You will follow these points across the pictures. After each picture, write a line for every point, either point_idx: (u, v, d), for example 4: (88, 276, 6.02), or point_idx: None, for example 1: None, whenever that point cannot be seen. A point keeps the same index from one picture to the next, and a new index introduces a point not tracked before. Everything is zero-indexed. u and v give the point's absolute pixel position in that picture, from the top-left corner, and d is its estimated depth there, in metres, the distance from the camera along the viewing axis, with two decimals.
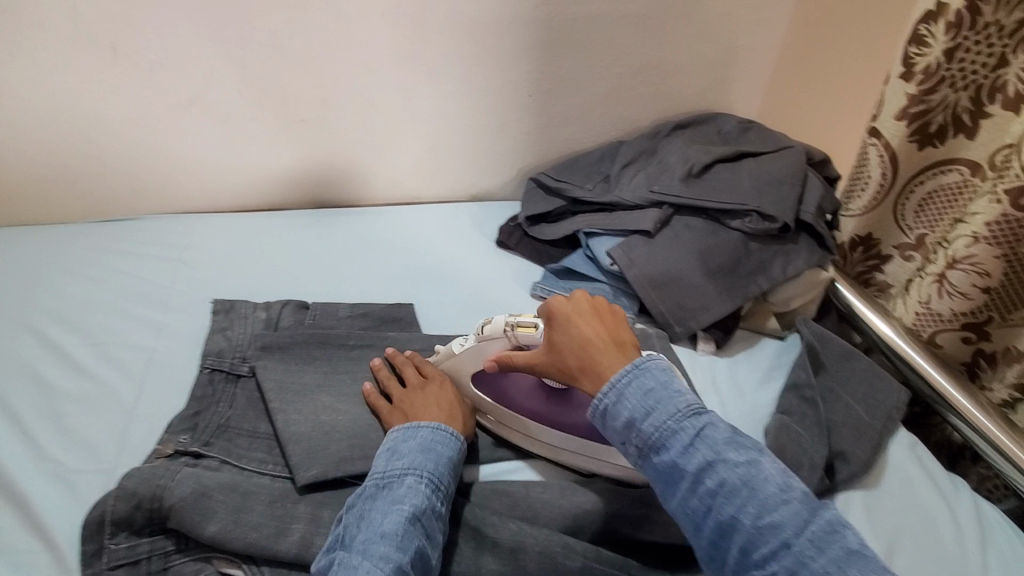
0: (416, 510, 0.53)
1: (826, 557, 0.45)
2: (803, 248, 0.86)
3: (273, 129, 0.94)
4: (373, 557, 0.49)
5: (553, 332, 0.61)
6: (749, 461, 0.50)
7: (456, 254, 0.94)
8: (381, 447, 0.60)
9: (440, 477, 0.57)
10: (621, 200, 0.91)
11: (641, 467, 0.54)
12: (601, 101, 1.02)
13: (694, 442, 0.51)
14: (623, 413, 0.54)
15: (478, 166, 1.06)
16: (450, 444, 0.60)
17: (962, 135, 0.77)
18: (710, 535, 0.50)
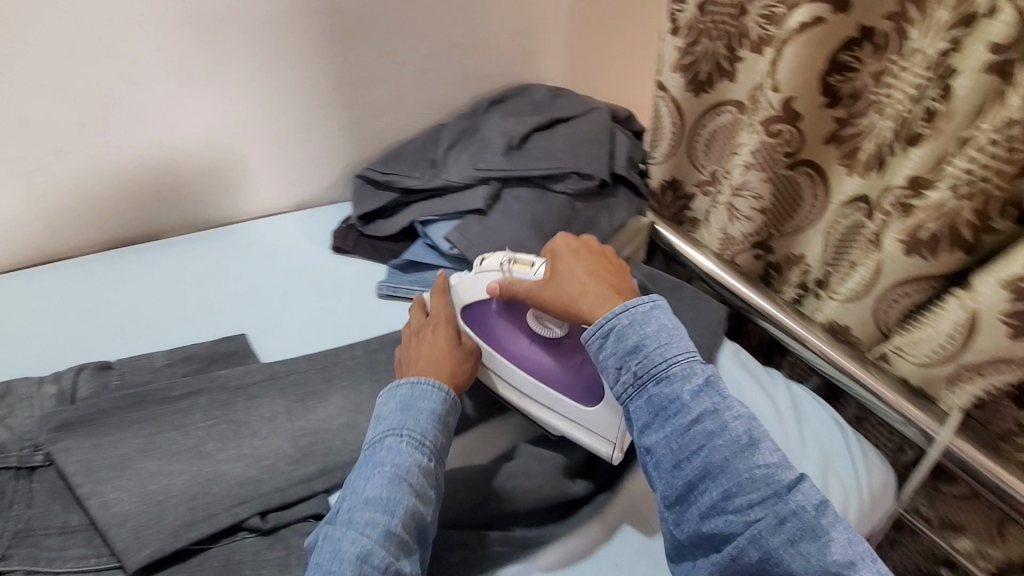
0: (396, 471, 0.55)
1: (804, 506, 0.48)
2: (622, 200, 0.93)
3: (28, 168, 0.79)
4: (360, 524, 0.52)
5: (563, 266, 0.65)
6: (746, 413, 0.53)
7: (287, 269, 0.88)
8: (373, 413, 0.61)
9: (422, 434, 0.57)
10: (450, 183, 0.90)
11: (634, 396, 0.55)
12: (412, 86, 1.00)
13: (702, 387, 0.53)
14: (633, 341, 0.56)
15: (297, 171, 0.99)
16: (432, 397, 0.60)
17: (725, 79, 0.88)
18: (693, 471, 0.52)
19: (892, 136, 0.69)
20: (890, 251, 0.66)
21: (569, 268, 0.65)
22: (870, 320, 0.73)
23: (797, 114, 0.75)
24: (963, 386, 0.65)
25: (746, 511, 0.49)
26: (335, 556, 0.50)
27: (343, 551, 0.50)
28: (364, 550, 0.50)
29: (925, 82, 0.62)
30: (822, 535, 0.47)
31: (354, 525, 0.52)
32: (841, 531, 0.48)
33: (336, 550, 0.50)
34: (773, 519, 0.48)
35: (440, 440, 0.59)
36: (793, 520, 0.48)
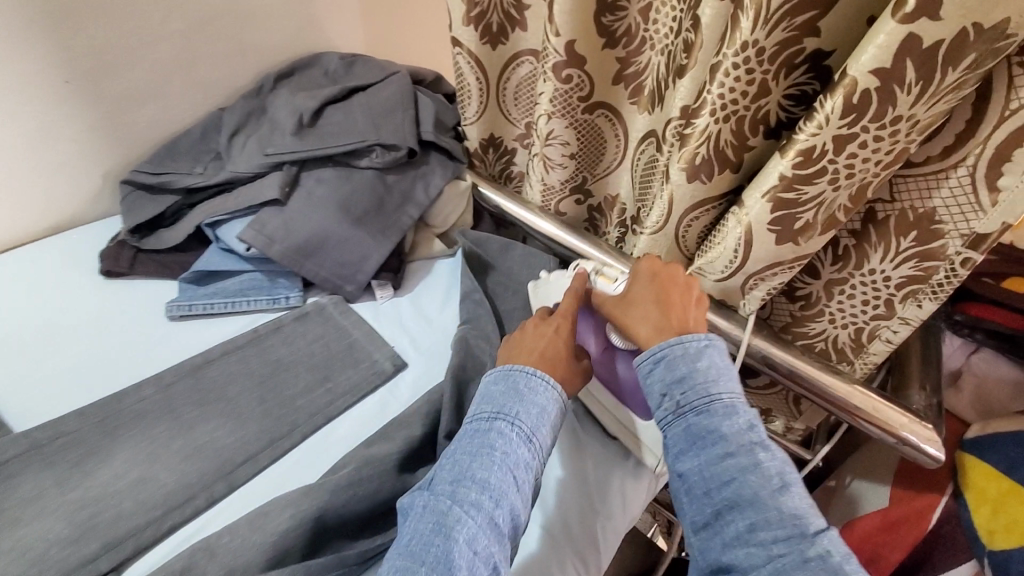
0: (511, 460, 0.53)
1: (830, 551, 0.45)
2: (437, 166, 0.88)
3: None
4: (461, 504, 0.49)
5: (655, 277, 0.64)
6: (786, 461, 0.52)
7: (44, 312, 0.72)
8: (478, 390, 0.60)
9: (531, 424, 0.55)
10: (236, 174, 0.79)
11: (674, 423, 0.55)
12: (173, 69, 0.84)
13: (739, 423, 0.53)
14: (681, 369, 0.56)
15: (36, 189, 0.81)
16: (544, 390, 0.58)
17: (518, 28, 0.86)
18: (719, 501, 0.50)
19: (664, 71, 0.72)
20: (677, 180, 0.69)
21: (642, 290, 0.64)
22: (674, 246, 0.78)
23: (581, 57, 0.75)
24: (754, 290, 0.72)
25: (771, 546, 0.47)
26: (463, 521, 0.48)
27: (449, 528, 0.48)
28: (490, 517, 0.49)
29: (679, 14, 0.67)
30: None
31: (453, 504, 0.49)
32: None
33: (438, 528, 0.48)
34: (793, 558, 0.46)
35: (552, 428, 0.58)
36: (818, 561, 0.45)
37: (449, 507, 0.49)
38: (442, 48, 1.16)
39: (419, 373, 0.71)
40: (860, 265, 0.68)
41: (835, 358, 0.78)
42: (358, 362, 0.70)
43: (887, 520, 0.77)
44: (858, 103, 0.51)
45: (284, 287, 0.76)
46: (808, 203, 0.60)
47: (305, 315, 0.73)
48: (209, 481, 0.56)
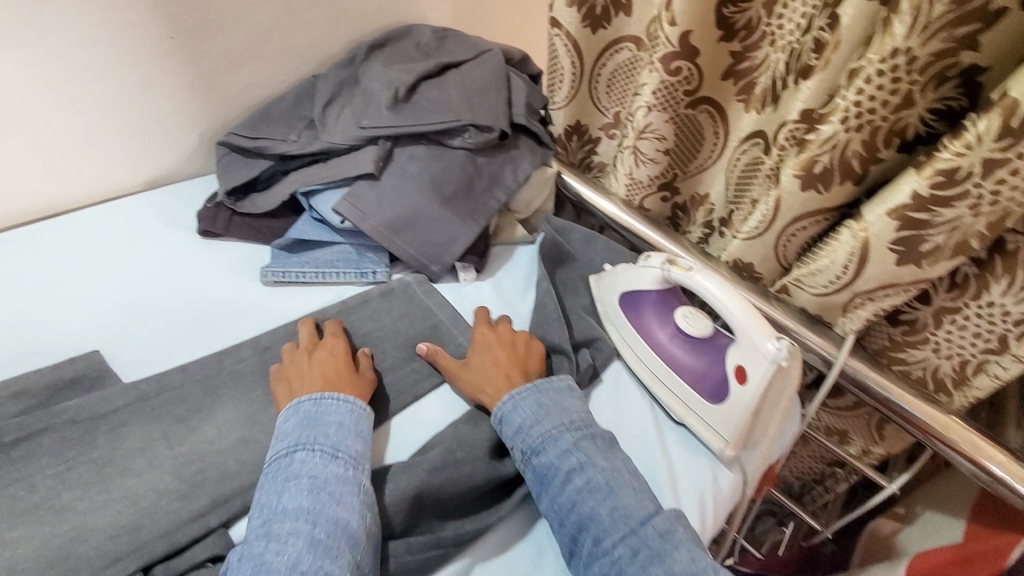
0: (317, 481, 0.51)
1: (654, 538, 0.51)
2: (525, 151, 0.87)
3: None
4: (279, 536, 0.48)
5: (492, 339, 0.67)
6: (615, 465, 0.56)
7: (146, 267, 0.74)
8: (273, 434, 0.57)
9: (334, 443, 0.54)
10: (332, 145, 0.79)
11: (523, 468, 0.58)
12: (272, 32, 0.84)
13: (572, 448, 0.57)
14: (519, 417, 0.59)
15: (138, 144, 0.83)
16: (341, 409, 0.57)
17: (622, 13, 0.83)
18: (570, 527, 0.54)
19: (783, 69, 0.68)
20: (788, 186, 0.66)
21: (477, 355, 0.66)
22: (771, 255, 0.76)
23: (694, 50, 0.72)
24: (858, 309, 0.69)
25: (614, 552, 0.51)
26: (285, 553, 0.46)
27: (269, 563, 0.46)
28: (314, 535, 0.47)
29: (812, 10, 0.63)
30: (668, 556, 0.50)
31: (273, 541, 0.47)
32: (686, 550, 0.51)
33: (260, 568, 0.46)
34: (633, 558, 0.51)
35: (367, 443, 0.57)
36: (644, 550, 0.51)
37: (265, 547, 0.47)
38: (528, 26, 1.13)
39: None
40: (979, 295, 0.65)
41: (932, 388, 0.74)
42: (443, 344, 0.70)
43: (958, 555, 0.75)
44: (1018, 127, 0.49)
45: (373, 262, 0.77)
46: (943, 226, 0.57)
47: (394, 291, 0.74)
48: None
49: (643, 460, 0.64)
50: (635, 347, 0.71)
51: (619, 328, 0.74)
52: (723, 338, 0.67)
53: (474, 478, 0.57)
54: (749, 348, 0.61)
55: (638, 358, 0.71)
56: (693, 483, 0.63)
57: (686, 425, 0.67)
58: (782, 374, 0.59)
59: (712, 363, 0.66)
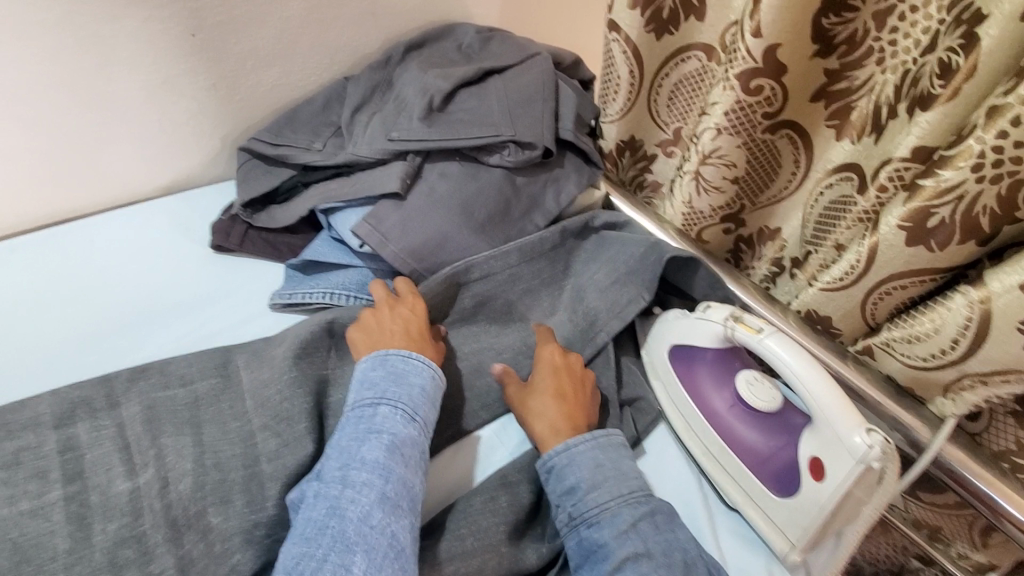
0: (396, 440, 0.50)
1: None
2: (570, 171, 0.78)
3: None
4: (355, 484, 0.47)
5: (557, 360, 0.61)
6: (673, 566, 0.48)
7: (155, 280, 0.70)
8: (353, 378, 0.56)
9: (414, 403, 0.54)
10: (358, 158, 0.72)
11: (567, 536, 0.52)
12: (302, 30, 0.78)
13: (629, 528, 0.50)
14: (571, 476, 0.53)
15: (157, 144, 0.78)
16: (424, 371, 0.56)
17: (693, 17, 0.72)
18: None
19: (893, 93, 0.56)
20: (887, 237, 0.55)
21: (541, 379, 0.60)
22: (855, 312, 0.64)
23: (782, 66, 0.61)
24: (964, 392, 0.57)
25: None
26: (356, 500, 0.46)
27: (342, 509, 0.46)
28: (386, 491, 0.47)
29: (938, 26, 0.51)
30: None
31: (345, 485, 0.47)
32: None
33: (331, 511, 0.45)
34: None
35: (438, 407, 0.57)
36: None
37: (339, 491, 0.47)
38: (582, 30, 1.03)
39: None
40: None
41: None
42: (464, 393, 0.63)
43: None
44: None
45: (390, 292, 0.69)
46: None
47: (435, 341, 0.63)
48: None
49: None
50: (683, 412, 0.61)
51: (667, 389, 0.64)
52: (796, 417, 0.56)
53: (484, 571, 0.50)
54: (829, 439, 0.50)
55: (686, 426, 0.61)
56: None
57: (739, 510, 0.57)
58: (868, 475, 0.49)
59: (780, 444, 0.55)
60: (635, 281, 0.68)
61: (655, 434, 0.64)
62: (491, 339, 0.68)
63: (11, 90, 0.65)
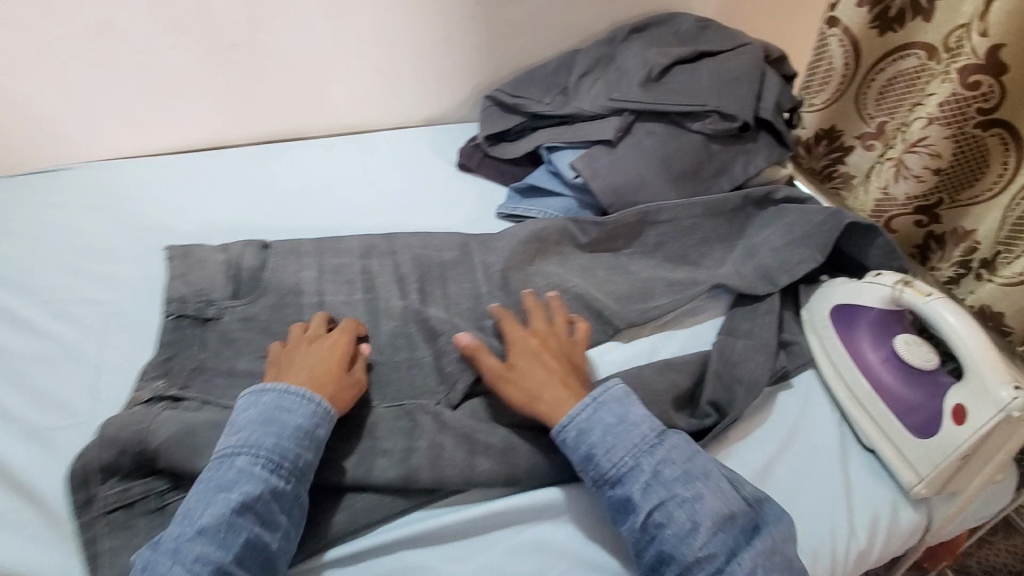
0: (241, 501, 0.49)
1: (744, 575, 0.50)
2: (762, 146, 0.87)
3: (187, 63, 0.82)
4: (186, 559, 0.47)
5: (526, 341, 0.64)
6: (697, 495, 0.54)
7: (419, 178, 0.91)
8: (228, 420, 0.55)
9: (282, 452, 0.52)
10: (581, 110, 0.88)
11: (596, 492, 0.56)
12: (554, 8, 0.96)
13: (649, 481, 0.54)
14: (583, 446, 0.57)
15: (430, 86, 0.98)
16: (302, 410, 0.55)
17: (920, 17, 0.77)
18: (648, 561, 0.53)
19: None
20: None
21: (519, 357, 0.62)
22: None
23: (1005, 65, 0.66)
24: None
25: None
26: (236, 536, 0.48)
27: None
28: (256, 535, 0.48)
29: None
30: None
31: (233, 517, 0.48)
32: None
33: (215, 534, 0.48)
34: None
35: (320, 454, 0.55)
36: None
37: (219, 521, 0.48)
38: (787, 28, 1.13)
39: (690, 335, 0.75)
40: None
41: None
42: (638, 306, 0.75)
43: None
44: None
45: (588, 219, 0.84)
46: None
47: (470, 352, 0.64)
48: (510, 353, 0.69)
49: (821, 469, 0.63)
50: (839, 361, 0.68)
51: (825, 342, 0.71)
52: (944, 377, 0.62)
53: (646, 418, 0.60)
54: (979, 391, 0.57)
55: (836, 375, 0.68)
56: (868, 501, 0.61)
57: (876, 452, 0.64)
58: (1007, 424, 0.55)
59: (930, 397, 0.61)
60: (809, 246, 0.77)
61: (803, 375, 0.71)
62: (667, 271, 0.80)
63: (365, 28, 0.87)
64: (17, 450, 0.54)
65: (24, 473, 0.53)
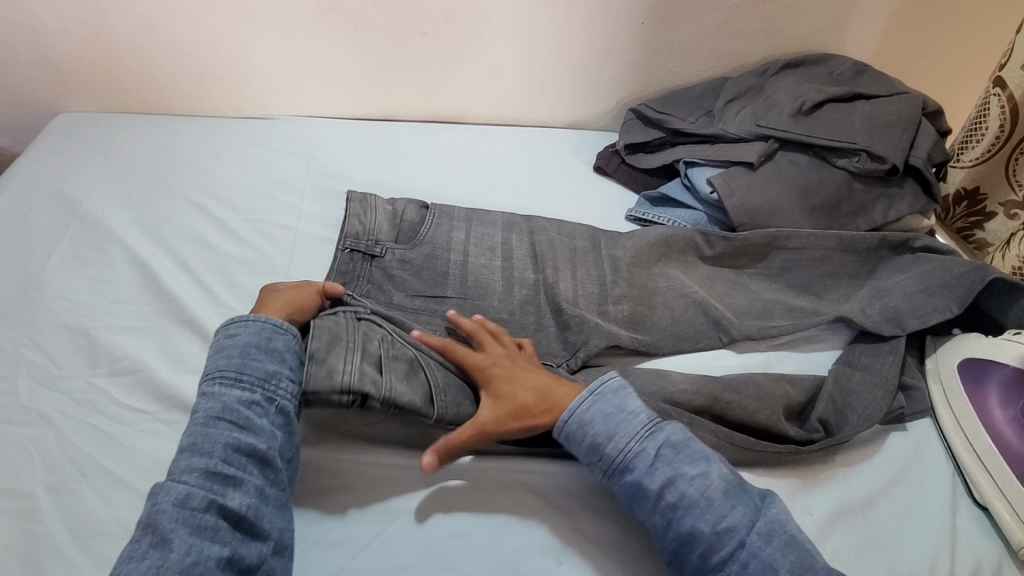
0: (216, 412, 0.53)
1: (772, 546, 0.52)
2: (908, 193, 0.86)
3: (385, 47, 0.95)
4: (178, 473, 0.50)
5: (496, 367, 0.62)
6: (702, 474, 0.55)
7: (559, 173, 0.99)
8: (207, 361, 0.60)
9: (237, 366, 0.55)
10: (724, 132, 0.92)
11: (608, 482, 0.58)
12: (712, 35, 1.01)
13: (653, 463, 0.56)
14: (587, 437, 0.58)
15: (581, 94, 1.06)
16: (249, 330, 0.58)
17: None
18: (671, 544, 0.54)
19: None
20: None
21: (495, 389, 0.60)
22: None
23: None
24: None
25: (718, 557, 0.52)
26: (212, 443, 0.51)
27: (198, 492, 0.49)
28: (235, 440, 0.52)
29: None
30: (781, 567, 0.50)
31: (208, 430, 0.52)
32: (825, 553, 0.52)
33: (193, 448, 0.51)
34: (748, 568, 0.51)
35: (289, 364, 0.58)
36: (751, 559, 0.51)
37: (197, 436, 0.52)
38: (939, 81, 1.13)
39: (804, 360, 0.76)
40: None
41: None
42: (755, 323, 0.78)
43: None
44: None
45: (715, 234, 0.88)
46: None
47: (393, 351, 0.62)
48: (629, 340, 0.73)
49: (929, 511, 0.62)
50: (959, 413, 0.69)
51: (949, 395, 0.71)
52: None
53: (755, 420, 0.64)
54: None
55: (957, 427, 0.68)
56: (972, 551, 0.60)
57: (989, 510, 0.63)
58: None
59: None
60: (947, 296, 0.75)
61: (918, 423, 0.71)
62: (789, 297, 0.81)
63: (538, 33, 0.97)
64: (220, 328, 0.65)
65: None
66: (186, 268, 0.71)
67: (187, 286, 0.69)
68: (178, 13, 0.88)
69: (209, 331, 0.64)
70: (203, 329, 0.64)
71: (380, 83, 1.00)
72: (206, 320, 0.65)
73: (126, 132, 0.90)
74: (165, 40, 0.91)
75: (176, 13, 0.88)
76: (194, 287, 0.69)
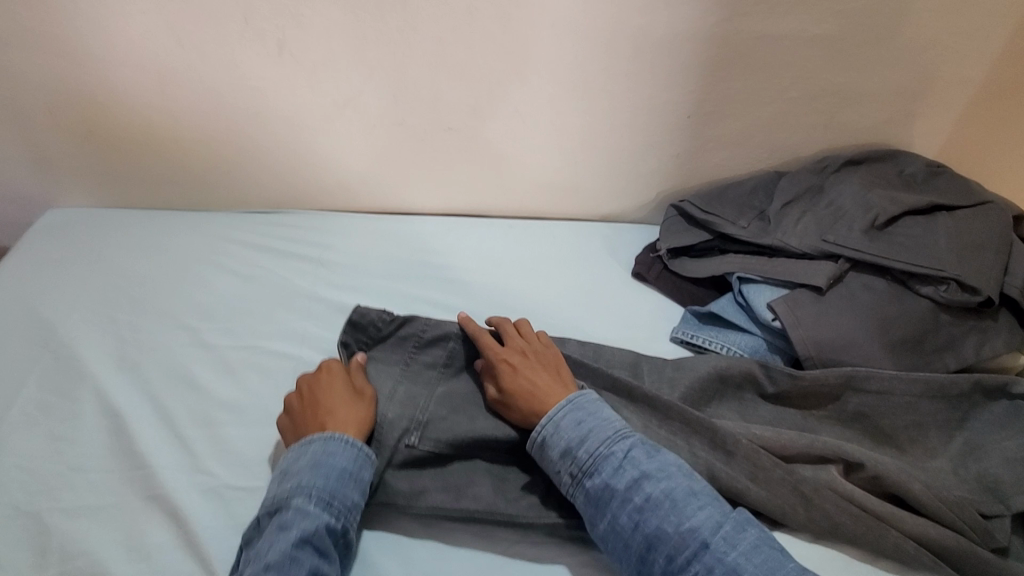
0: (304, 534, 0.50)
1: (738, 551, 0.50)
2: (1003, 327, 0.74)
3: (403, 141, 0.86)
4: None
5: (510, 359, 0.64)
6: (669, 474, 0.54)
7: (594, 279, 0.89)
8: (279, 467, 0.56)
9: (333, 489, 0.53)
10: (784, 245, 0.81)
11: (575, 492, 0.56)
12: (766, 127, 0.91)
13: (624, 464, 0.55)
14: (559, 440, 0.57)
15: (616, 187, 0.97)
16: (345, 451, 0.56)
17: None
18: (638, 549, 0.52)
19: None
20: None
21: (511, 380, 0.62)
22: None
23: None
24: None
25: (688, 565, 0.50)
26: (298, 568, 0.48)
27: None
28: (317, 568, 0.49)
29: None
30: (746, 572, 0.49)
31: (296, 553, 0.48)
32: None
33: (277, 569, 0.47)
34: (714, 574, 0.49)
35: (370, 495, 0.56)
36: (719, 566, 0.49)
37: (282, 555, 0.48)
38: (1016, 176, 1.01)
39: None
40: None
41: None
42: None
43: None
44: None
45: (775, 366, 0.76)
46: None
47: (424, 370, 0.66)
48: None
49: None
50: None
51: None
52: None
53: None
54: None
55: None
56: None
57: None
58: None
59: None
60: None
61: None
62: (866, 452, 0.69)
63: (574, 128, 0.88)
64: (199, 509, 0.54)
65: (199, 538, 0.52)
66: (166, 421, 0.61)
67: (164, 447, 0.58)
68: (179, 107, 0.80)
69: (185, 514, 0.54)
70: (178, 511, 0.54)
71: (399, 176, 0.91)
72: (183, 497, 0.55)
73: (115, 231, 0.82)
74: (165, 133, 0.83)
75: (178, 107, 0.80)
76: (173, 447, 0.58)
